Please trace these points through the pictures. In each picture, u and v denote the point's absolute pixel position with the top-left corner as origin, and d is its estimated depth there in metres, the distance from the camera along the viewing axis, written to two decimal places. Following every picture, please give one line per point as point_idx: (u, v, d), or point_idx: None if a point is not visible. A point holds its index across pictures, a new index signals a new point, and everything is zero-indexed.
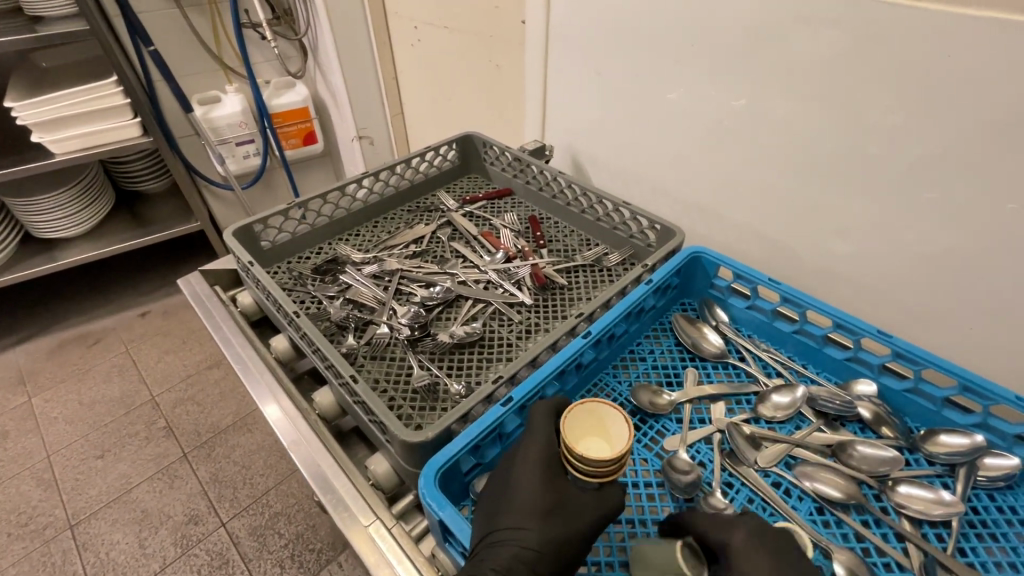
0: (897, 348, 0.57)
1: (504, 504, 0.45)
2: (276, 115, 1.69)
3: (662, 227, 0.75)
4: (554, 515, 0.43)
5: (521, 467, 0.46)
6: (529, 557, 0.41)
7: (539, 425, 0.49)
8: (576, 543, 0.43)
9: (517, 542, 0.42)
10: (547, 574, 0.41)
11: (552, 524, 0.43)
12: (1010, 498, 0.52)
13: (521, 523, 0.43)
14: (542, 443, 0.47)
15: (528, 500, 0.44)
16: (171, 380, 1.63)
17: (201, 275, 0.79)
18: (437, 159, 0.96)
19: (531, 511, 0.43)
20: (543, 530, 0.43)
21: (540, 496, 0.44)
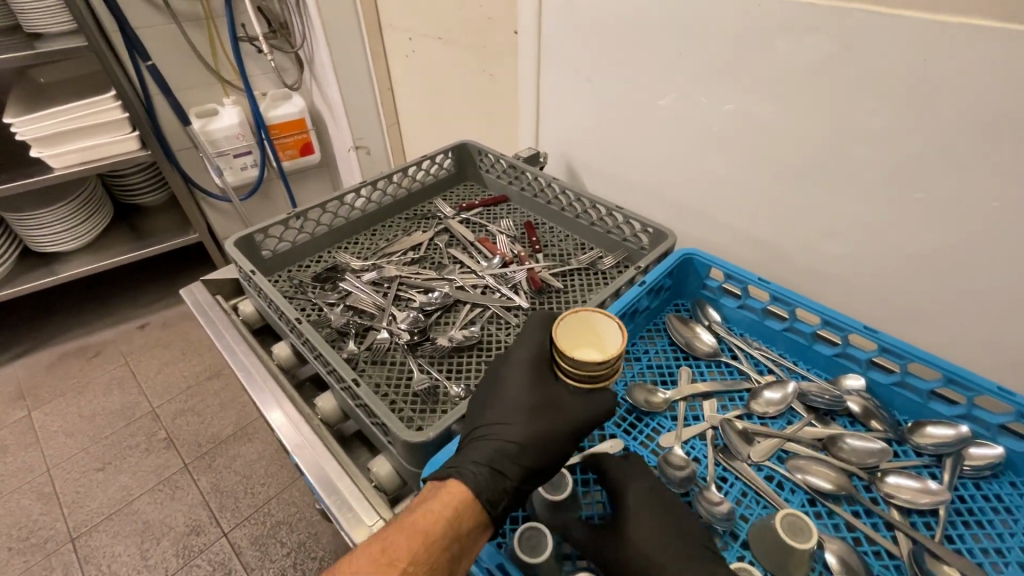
0: (883, 343, 0.59)
1: (490, 408, 0.51)
2: (274, 126, 1.71)
3: (654, 231, 0.77)
4: (536, 415, 0.49)
5: (508, 371, 0.53)
6: (512, 449, 0.47)
7: (529, 345, 0.55)
8: (558, 439, 0.48)
9: (501, 437, 0.48)
10: (530, 465, 0.47)
11: (533, 421, 0.49)
12: (995, 487, 0.53)
13: (507, 420, 0.49)
14: (528, 353, 0.54)
15: (514, 403, 0.50)
16: (171, 392, 1.63)
17: (203, 285, 0.80)
18: (433, 167, 0.98)
19: (517, 410, 0.50)
20: (527, 426, 0.48)
21: (525, 396, 0.50)
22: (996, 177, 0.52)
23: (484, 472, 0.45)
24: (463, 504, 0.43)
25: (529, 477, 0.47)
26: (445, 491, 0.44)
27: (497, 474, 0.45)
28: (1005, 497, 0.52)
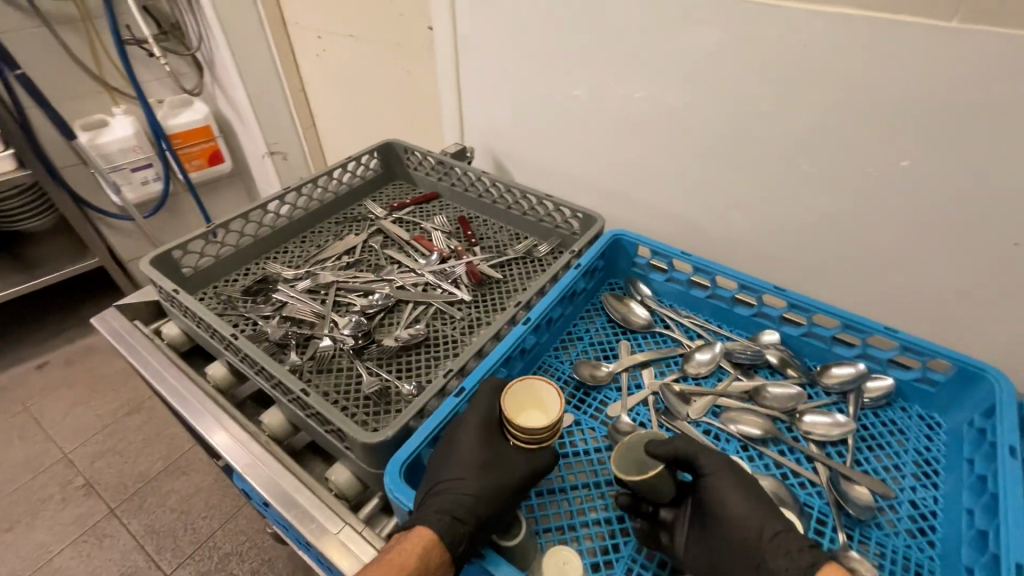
0: (792, 300, 0.66)
1: (448, 458, 0.47)
2: (175, 135, 1.58)
3: (583, 215, 0.81)
4: (492, 466, 0.46)
5: (466, 425, 0.50)
6: (468, 502, 0.44)
7: (480, 400, 0.52)
8: (515, 492, 0.46)
9: (458, 489, 0.44)
10: (484, 515, 0.44)
11: (491, 473, 0.46)
12: (888, 412, 0.62)
13: (459, 474, 0.45)
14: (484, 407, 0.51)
15: (466, 458, 0.46)
16: (85, 434, 1.49)
17: (118, 310, 0.74)
18: (359, 168, 0.96)
19: (469, 465, 0.46)
20: (481, 480, 0.45)
21: (481, 448, 0.47)
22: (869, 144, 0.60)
23: (443, 525, 0.42)
24: (423, 561, 0.40)
25: (484, 526, 0.44)
26: (404, 542, 0.41)
27: (456, 522, 0.42)
28: (896, 420, 0.62)
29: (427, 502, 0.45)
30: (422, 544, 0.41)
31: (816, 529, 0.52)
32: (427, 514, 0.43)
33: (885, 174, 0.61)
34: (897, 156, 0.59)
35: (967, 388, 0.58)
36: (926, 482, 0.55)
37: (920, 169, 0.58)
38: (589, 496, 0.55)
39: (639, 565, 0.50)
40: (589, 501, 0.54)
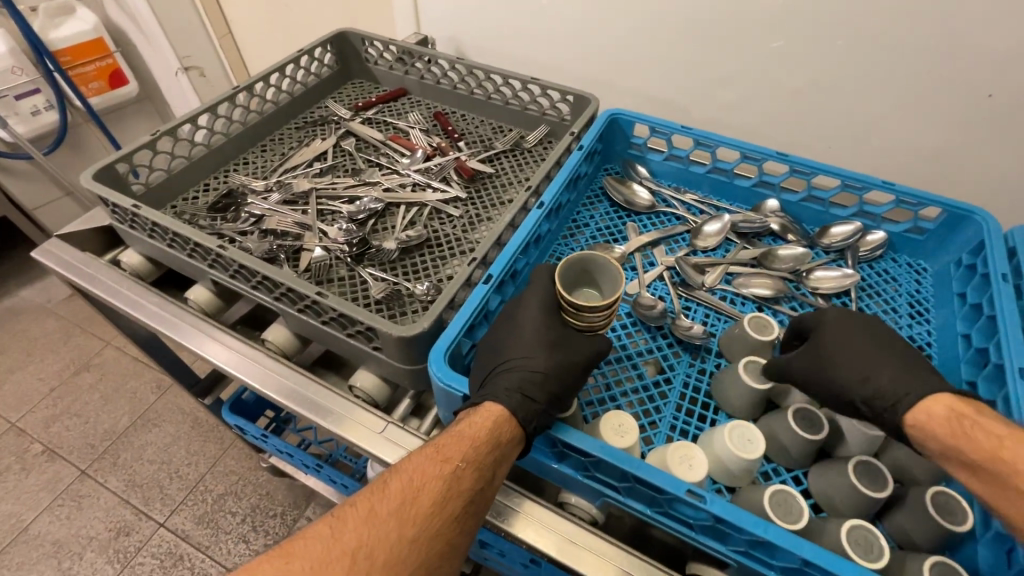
0: (794, 165, 0.66)
1: (507, 342, 0.46)
2: (62, 53, 1.31)
3: (574, 97, 0.76)
4: (556, 346, 0.45)
5: (524, 308, 0.48)
6: (537, 380, 0.43)
7: (539, 281, 0.50)
8: (578, 368, 0.45)
9: (525, 367, 0.44)
10: (557, 391, 0.43)
11: (556, 352, 0.45)
12: (882, 264, 0.66)
13: (528, 353, 0.45)
14: (542, 289, 0.49)
15: (531, 335, 0.46)
16: (30, 400, 1.36)
17: (64, 241, 0.65)
18: (313, 65, 0.85)
19: (536, 344, 0.45)
20: (551, 358, 0.44)
21: (543, 331, 0.46)
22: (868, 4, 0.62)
23: (514, 403, 0.42)
24: (495, 433, 0.40)
25: (558, 404, 0.43)
26: (476, 415, 0.41)
27: (527, 400, 0.42)
28: (888, 269, 0.65)
29: (493, 380, 0.44)
30: (493, 419, 0.41)
31: None
32: (496, 391, 0.43)
33: None
34: (888, 19, 0.62)
35: (954, 232, 0.62)
36: (919, 319, 0.60)
37: (907, 28, 0.62)
38: (624, 368, 0.55)
39: (682, 422, 0.51)
40: (622, 371, 0.55)
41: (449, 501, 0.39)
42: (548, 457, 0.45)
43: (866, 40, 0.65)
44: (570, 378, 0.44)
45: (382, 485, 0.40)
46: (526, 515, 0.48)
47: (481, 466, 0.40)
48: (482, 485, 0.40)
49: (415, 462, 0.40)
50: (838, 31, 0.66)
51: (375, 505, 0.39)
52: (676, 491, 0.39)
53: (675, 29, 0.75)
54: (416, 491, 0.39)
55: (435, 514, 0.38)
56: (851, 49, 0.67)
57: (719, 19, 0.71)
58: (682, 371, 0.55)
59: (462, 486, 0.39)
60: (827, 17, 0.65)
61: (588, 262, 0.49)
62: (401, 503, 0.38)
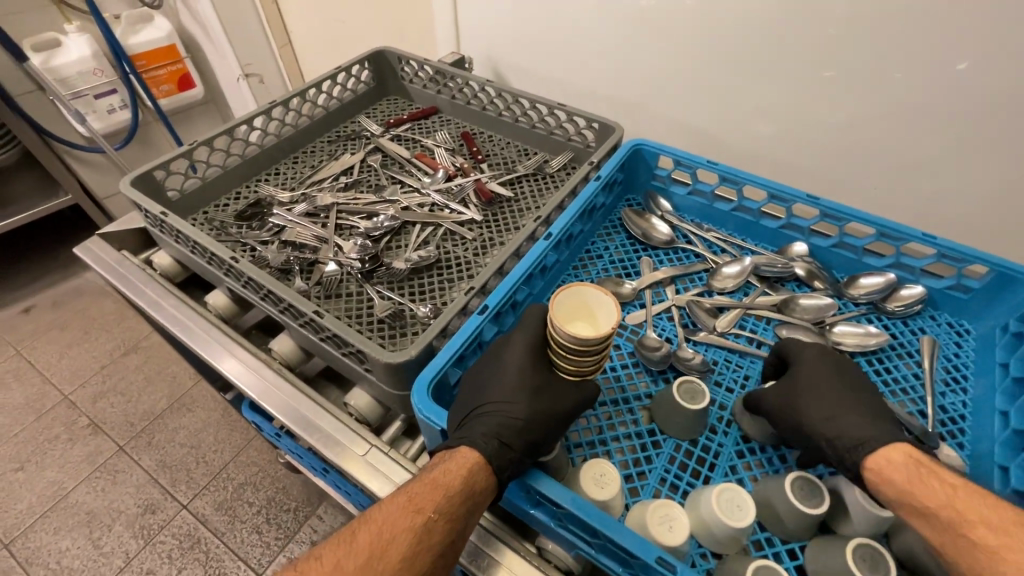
0: (824, 209, 0.63)
1: (488, 382, 0.45)
2: (137, 57, 1.39)
3: (600, 125, 0.74)
4: (537, 392, 0.44)
5: (511, 348, 0.47)
6: (516, 426, 0.42)
7: (532, 322, 0.49)
8: (560, 416, 0.44)
9: (503, 413, 0.43)
10: (536, 440, 0.42)
11: (538, 398, 0.44)
12: (919, 322, 0.60)
13: (510, 398, 0.44)
14: (532, 329, 0.48)
15: (515, 378, 0.45)
16: (82, 375, 1.45)
17: (103, 240, 0.70)
18: (350, 81, 0.88)
19: (521, 388, 0.44)
20: (532, 404, 0.43)
21: (526, 375, 0.45)
22: (929, 42, 0.58)
23: (490, 449, 0.41)
24: (468, 484, 0.39)
25: (535, 453, 0.42)
26: (450, 462, 0.40)
27: (503, 447, 0.41)
28: (924, 328, 0.60)
29: (471, 423, 0.44)
30: (467, 467, 0.40)
31: None
32: (472, 435, 0.42)
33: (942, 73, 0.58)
34: (954, 60, 0.58)
35: (1003, 293, 0.56)
36: (954, 387, 0.55)
37: (975, 72, 0.57)
38: (619, 411, 0.53)
39: (673, 475, 0.49)
40: (618, 415, 0.53)
41: (417, 555, 0.37)
42: (523, 502, 0.44)
43: (924, 79, 0.60)
44: (549, 426, 0.43)
45: (350, 536, 0.38)
46: (507, 567, 0.46)
47: (452, 517, 0.38)
48: (452, 537, 0.38)
49: (386, 511, 0.38)
50: (895, 68, 0.61)
51: (341, 559, 0.37)
52: (646, 557, 0.37)
53: (715, 59, 0.72)
54: (383, 545, 0.37)
55: (404, 569, 0.36)
56: (909, 85, 0.62)
57: (764, 51, 0.68)
58: None
59: (432, 540, 0.37)
60: (883, 53, 0.61)
61: (580, 294, 0.45)
62: (369, 557, 0.36)
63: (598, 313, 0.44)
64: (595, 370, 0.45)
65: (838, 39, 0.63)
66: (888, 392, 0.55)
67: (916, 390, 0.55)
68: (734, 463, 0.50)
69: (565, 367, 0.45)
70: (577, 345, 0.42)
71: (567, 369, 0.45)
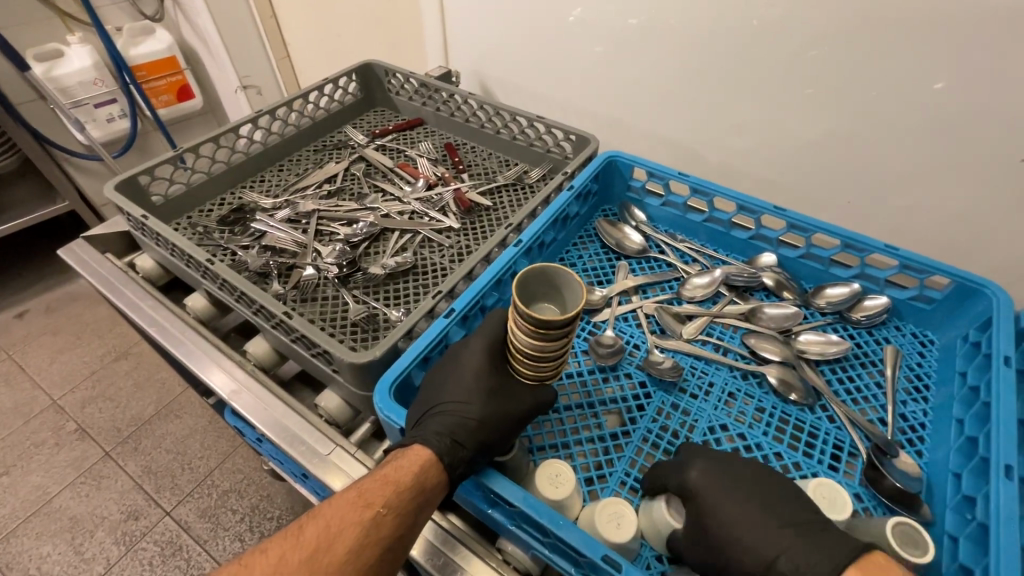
0: (792, 221, 0.64)
1: (446, 382, 0.46)
2: (139, 67, 1.42)
3: (576, 137, 0.76)
4: (493, 393, 0.46)
5: (468, 348, 0.48)
6: (469, 425, 0.43)
7: (492, 325, 0.50)
8: (514, 416, 0.45)
9: (459, 412, 0.44)
10: (488, 439, 0.43)
11: (493, 400, 0.45)
12: (884, 332, 0.61)
13: (463, 397, 0.45)
14: (492, 333, 0.49)
15: (470, 379, 0.46)
16: (72, 380, 1.45)
17: (88, 242, 0.72)
18: (337, 93, 0.90)
19: (475, 388, 0.45)
20: (485, 404, 0.45)
21: (481, 377, 0.46)
22: (902, 62, 0.59)
23: (442, 446, 0.42)
24: (418, 480, 0.40)
25: (487, 452, 0.43)
26: (403, 459, 0.41)
27: (456, 445, 0.42)
28: (889, 338, 0.61)
29: (425, 423, 0.45)
30: (420, 463, 0.41)
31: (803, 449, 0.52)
32: (426, 434, 0.43)
33: (911, 93, 0.60)
34: (930, 79, 0.59)
35: (963, 304, 0.57)
36: (916, 397, 0.55)
37: (952, 91, 0.58)
38: (583, 416, 0.54)
39: (633, 479, 0.49)
40: (583, 420, 0.54)
41: (364, 549, 0.38)
42: (480, 502, 0.45)
43: (897, 96, 0.62)
44: (502, 426, 0.44)
45: (297, 531, 0.39)
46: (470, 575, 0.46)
47: (404, 512, 0.39)
48: (401, 532, 0.39)
49: (334, 506, 0.39)
50: (870, 84, 0.63)
51: (286, 551, 0.38)
52: (593, 555, 0.37)
53: (694, 75, 0.74)
54: (330, 537, 0.38)
55: (349, 562, 0.37)
56: (887, 101, 0.63)
57: (742, 67, 0.70)
58: (643, 426, 0.53)
59: (379, 535, 0.38)
60: (859, 69, 0.62)
61: (542, 272, 0.45)
62: (314, 551, 0.37)
63: (563, 292, 0.46)
64: (554, 374, 0.47)
65: (813, 57, 0.64)
66: (850, 400, 0.56)
67: (878, 399, 0.55)
68: None
69: (524, 373, 0.47)
70: (533, 351, 0.43)
71: (526, 375, 0.47)
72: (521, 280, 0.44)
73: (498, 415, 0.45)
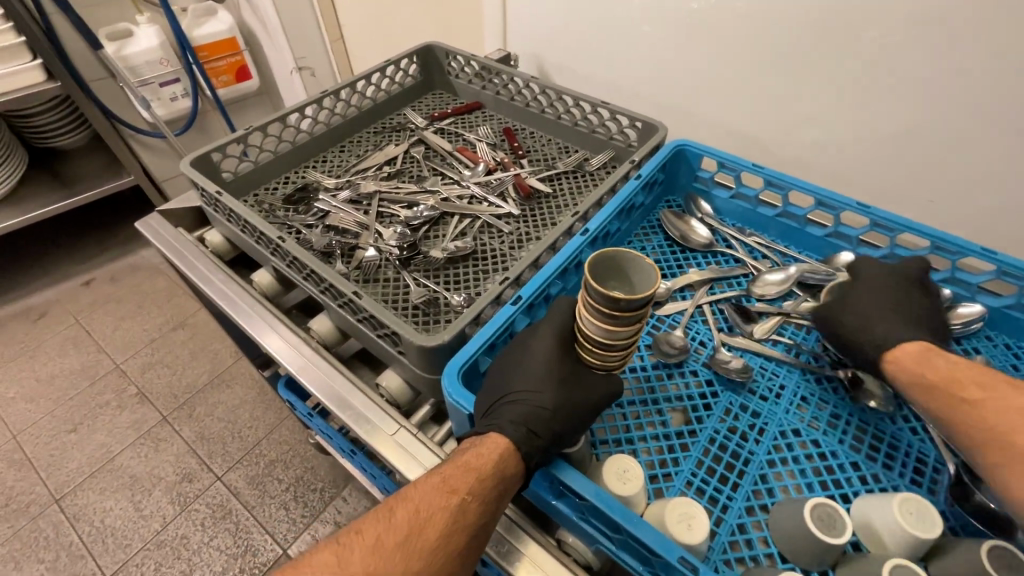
0: (876, 219, 0.60)
1: (516, 370, 0.46)
2: (201, 48, 1.45)
3: (643, 124, 0.74)
4: (564, 382, 0.45)
5: (538, 337, 0.47)
6: (544, 414, 0.43)
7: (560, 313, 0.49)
8: (587, 409, 0.44)
9: (533, 402, 0.44)
10: (561, 431, 0.43)
11: (565, 390, 0.45)
12: (973, 342, 0.57)
13: (536, 387, 0.44)
14: (561, 323, 0.48)
15: (543, 369, 0.45)
16: (133, 346, 1.53)
17: (161, 216, 0.75)
18: (397, 74, 0.90)
19: (547, 378, 0.45)
20: (558, 394, 0.44)
21: (554, 366, 0.45)
22: (1007, 50, 0.54)
23: (518, 435, 0.41)
24: (499, 467, 0.40)
25: (560, 443, 0.43)
26: (483, 446, 0.41)
27: (531, 434, 0.42)
28: (979, 349, 0.57)
29: (497, 411, 0.44)
30: (500, 451, 0.41)
31: (883, 461, 0.49)
32: (500, 421, 0.43)
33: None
34: None
35: None
36: None
37: None
38: (647, 411, 0.53)
39: (701, 479, 0.48)
40: (646, 416, 0.53)
41: (453, 535, 0.38)
42: (546, 493, 0.44)
43: (999, 89, 0.57)
44: (575, 418, 0.43)
45: (388, 512, 0.39)
46: (529, 559, 0.46)
47: (486, 498, 0.39)
48: (486, 519, 0.39)
49: (421, 491, 0.39)
50: (972, 75, 0.57)
51: (380, 535, 0.38)
52: (668, 557, 0.36)
53: (770, 62, 0.70)
54: (421, 523, 0.38)
55: (440, 546, 0.37)
56: (990, 97, 0.57)
57: (827, 56, 0.65)
58: (710, 426, 0.51)
59: (467, 521, 0.38)
60: (960, 60, 0.57)
61: (610, 258, 0.44)
62: (406, 534, 0.38)
63: (632, 277, 0.44)
64: (621, 364, 0.46)
65: (909, 45, 0.59)
66: None
67: None
68: (766, 473, 0.48)
69: (590, 360, 0.46)
70: (604, 338, 0.42)
71: (593, 362, 0.46)
72: (593, 265, 0.43)
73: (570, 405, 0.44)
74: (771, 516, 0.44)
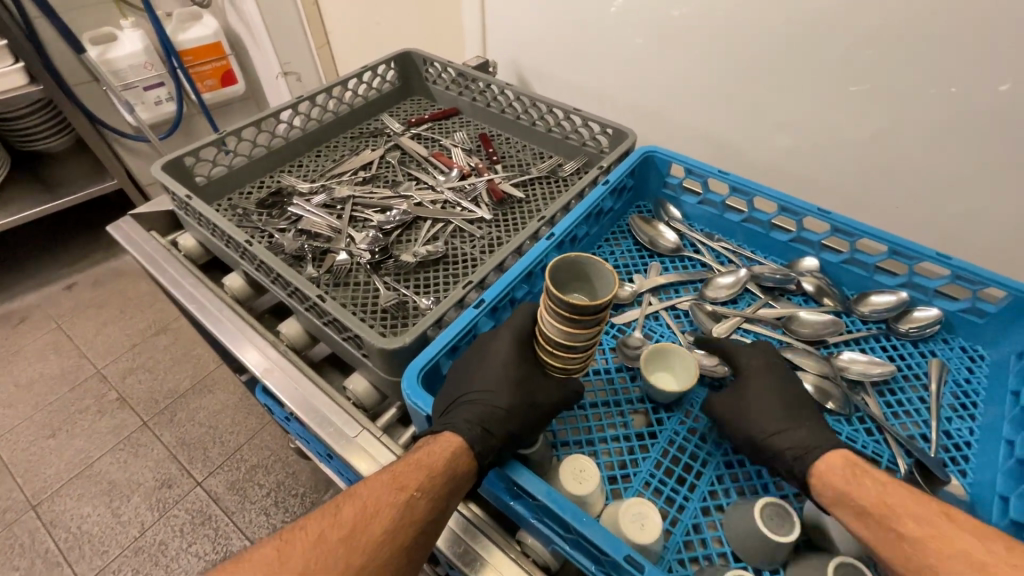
0: (836, 224, 0.61)
1: (473, 371, 0.47)
2: (186, 52, 1.46)
3: (613, 131, 0.75)
4: (520, 383, 0.46)
5: (498, 338, 0.48)
6: (499, 415, 0.44)
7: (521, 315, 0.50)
8: (543, 410, 0.45)
9: (489, 402, 0.45)
10: (516, 431, 0.44)
11: (520, 391, 0.45)
12: (931, 345, 0.58)
13: (493, 388, 0.45)
14: (520, 325, 0.49)
15: (500, 370, 0.46)
16: (115, 351, 1.52)
17: (134, 219, 0.75)
18: (375, 80, 0.91)
19: (503, 380, 0.46)
20: (514, 395, 0.45)
21: (510, 367, 0.46)
22: (960, 60, 0.56)
23: (473, 435, 0.42)
24: (450, 466, 0.41)
25: (515, 442, 0.44)
26: (435, 444, 0.42)
27: (486, 433, 0.43)
28: (936, 351, 0.58)
29: (454, 411, 0.45)
30: (452, 449, 0.41)
31: None
32: (456, 421, 0.44)
33: (975, 94, 0.57)
34: (996, 80, 0.55)
35: (1019, 320, 0.54)
36: (962, 414, 0.53)
37: (1017, 93, 0.55)
38: (609, 413, 0.54)
39: (657, 479, 0.48)
40: (608, 417, 0.53)
41: (399, 530, 0.39)
42: (502, 493, 0.45)
43: (955, 100, 0.59)
44: (531, 418, 0.44)
45: (334, 508, 0.40)
46: (493, 567, 0.46)
47: (435, 495, 0.40)
48: (434, 516, 0.40)
49: (370, 487, 0.40)
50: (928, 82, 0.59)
51: (325, 529, 0.38)
52: (616, 554, 0.37)
53: (738, 70, 0.72)
54: (367, 520, 0.38)
55: (385, 543, 0.38)
56: (944, 106, 0.59)
57: (790, 65, 0.67)
58: (670, 427, 0.52)
59: (414, 518, 0.39)
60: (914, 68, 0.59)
61: (570, 262, 0.44)
62: (352, 530, 0.38)
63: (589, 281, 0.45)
64: (582, 368, 0.46)
65: (869, 54, 0.61)
66: (891, 414, 0.53)
67: (920, 414, 0.53)
68: (721, 473, 0.50)
69: (553, 364, 0.46)
70: (564, 341, 0.43)
71: (555, 367, 0.47)
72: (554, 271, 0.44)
73: (525, 407, 0.45)
74: (725, 518, 0.45)
